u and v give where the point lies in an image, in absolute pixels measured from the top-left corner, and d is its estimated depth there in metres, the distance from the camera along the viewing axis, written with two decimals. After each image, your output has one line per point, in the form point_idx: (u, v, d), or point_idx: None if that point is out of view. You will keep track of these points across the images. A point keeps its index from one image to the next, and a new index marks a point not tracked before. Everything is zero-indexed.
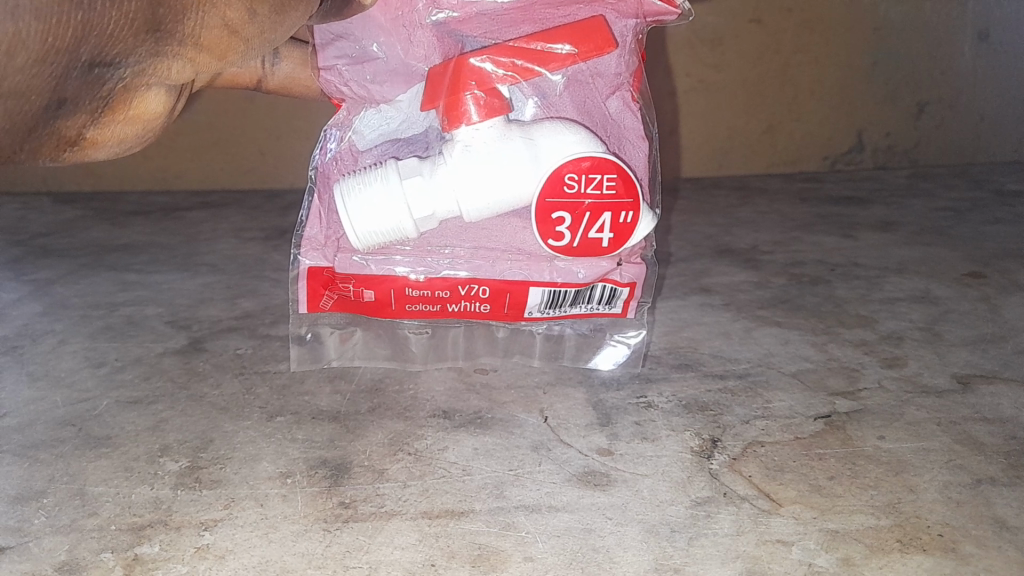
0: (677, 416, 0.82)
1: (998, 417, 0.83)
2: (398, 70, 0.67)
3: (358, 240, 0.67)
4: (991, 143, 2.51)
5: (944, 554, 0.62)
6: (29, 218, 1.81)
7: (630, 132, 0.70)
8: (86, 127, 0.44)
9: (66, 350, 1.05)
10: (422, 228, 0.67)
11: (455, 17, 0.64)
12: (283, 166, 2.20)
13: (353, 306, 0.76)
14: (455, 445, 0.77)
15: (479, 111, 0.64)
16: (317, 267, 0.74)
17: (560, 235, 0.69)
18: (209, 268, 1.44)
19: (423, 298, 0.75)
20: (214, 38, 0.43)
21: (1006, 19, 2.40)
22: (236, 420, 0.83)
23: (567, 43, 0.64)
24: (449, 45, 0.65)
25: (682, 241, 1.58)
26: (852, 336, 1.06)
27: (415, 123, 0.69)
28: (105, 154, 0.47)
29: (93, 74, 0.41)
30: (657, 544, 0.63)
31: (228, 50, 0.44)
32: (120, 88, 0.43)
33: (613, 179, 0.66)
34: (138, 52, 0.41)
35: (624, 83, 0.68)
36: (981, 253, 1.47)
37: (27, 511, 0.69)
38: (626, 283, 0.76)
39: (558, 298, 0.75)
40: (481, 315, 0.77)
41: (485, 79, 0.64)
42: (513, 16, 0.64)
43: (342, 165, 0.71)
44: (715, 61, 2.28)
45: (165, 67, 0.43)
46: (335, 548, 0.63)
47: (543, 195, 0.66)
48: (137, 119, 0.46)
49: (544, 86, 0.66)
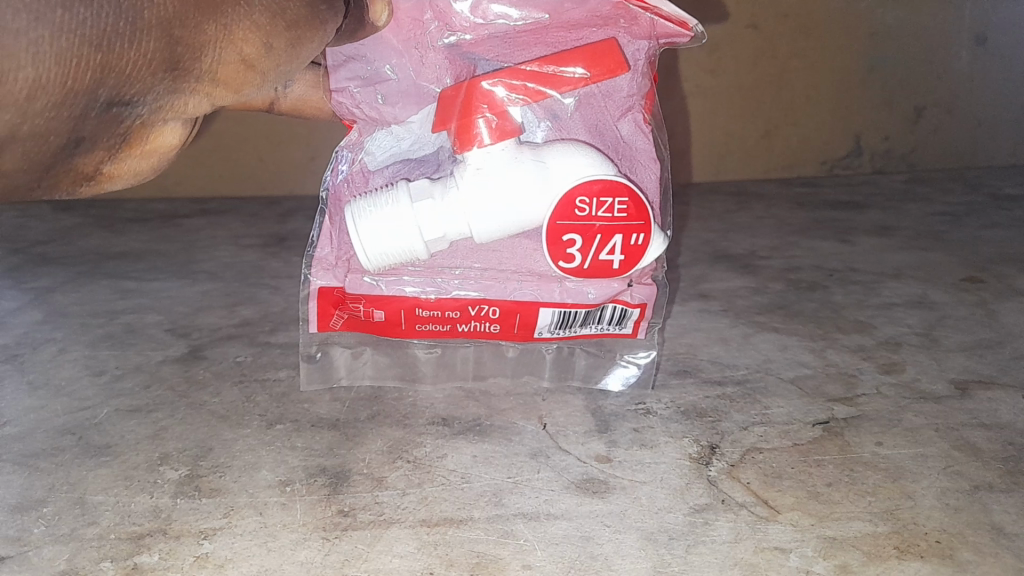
0: (675, 423, 0.82)
1: (996, 423, 0.84)
2: (410, 91, 0.68)
3: (368, 261, 0.67)
4: (990, 147, 2.51)
5: (941, 561, 0.62)
6: (29, 226, 1.81)
7: (642, 154, 0.70)
8: (102, 163, 0.45)
9: (66, 358, 1.05)
10: (433, 249, 0.68)
11: (467, 40, 0.65)
12: (281, 174, 2.21)
13: (363, 325, 0.77)
14: (453, 453, 0.77)
15: (490, 134, 0.65)
16: (327, 287, 0.74)
17: (570, 257, 0.69)
18: (208, 275, 1.44)
19: (434, 318, 0.75)
20: (231, 71, 0.44)
21: (1003, 23, 2.41)
22: (235, 428, 0.84)
23: (580, 66, 0.65)
24: (461, 67, 0.67)
25: (680, 247, 1.58)
26: (850, 341, 1.06)
27: (426, 143, 0.69)
28: (121, 187, 0.48)
29: (110, 113, 0.41)
30: (655, 552, 0.63)
31: (243, 83, 0.45)
32: (137, 125, 0.43)
33: (624, 202, 0.67)
34: (156, 89, 0.42)
35: (636, 105, 0.68)
36: (979, 258, 1.47)
37: (27, 521, 0.69)
38: (637, 304, 0.76)
39: (568, 318, 0.75)
40: (491, 335, 0.77)
41: (496, 102, 0.65)
42: (525, 38, 0.65)
43: (353, 187, 0.71)
44: (711, 68, 2.29)
45: (182, 103, 0.44)
46: (335, 557, 0.63)
47: (554, 217, 0.66)
48: (151, 153, 0.46)
49: (554, 109, 0.67)
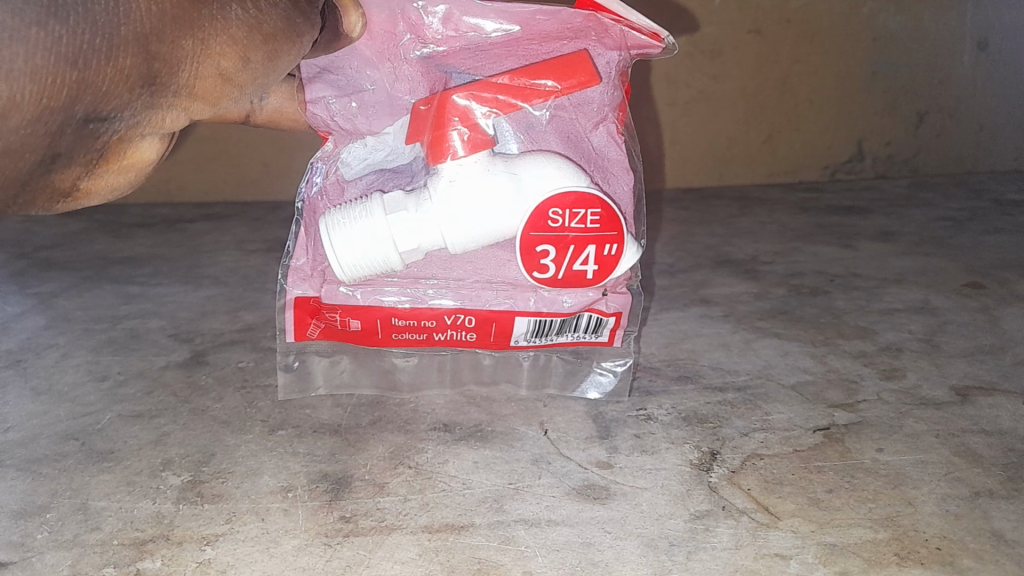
0: (677, 429, 0.83)
1: (997, 430, 0.83)
2: (384, 102, 0.69)
3: (344, 273, 0.68)
4: (992, 152, 2.50)
5: (941, 568, 0.62)
6: (33, 231, 1.82)
7: (615, 165, 0.70)
8: (79, 178, 0.44)
9: (69, 364, 1.05)
10: (408, 260, 0.68)
11: (440, 51, 0.67)
12: (283, 175, 2.20)
13: (340, 335, 0.76)
14: (455, 459, 0.77)
15: (463, 146, 0.65)
16: (303, 297, 0.74)
17: (545, 267, 0.70)
18: (211, 281, 1.45)
19: (409, 327, 0.75)
20: (207, 85, 0.44)
21: (1005, 26, 2.40)
22: (238, 434, 0.84)
23: (551, 78, 0.65)
24: (435, 79, 0.68)
25: (681, 251, 1.58)
26: (851, 347, 1.06)
27: (401, 155, 0.69)
28: (98, 202, 0.47)
29: (87, 128, 0.41)
30: (656, 559, 0.64)
31: (220, 95, 0.45)
32: (114, 139, 0.43)
33: (597, 213, 0.67)
34: (132, 105, 0.42)
35: (610, 116, 0.69)
36: (979, 264, 1.47)
37: (31, 526, 0.70)
38: (612, 313, 0.76)
39: (544, 326, 0.75)
40: (467, 344, 0.77)
41: (468, 115, 0.65)
42: (496, 51, 0.67)
43: (328, 199, 0.71)
44: (715, 72, 2.28)
45: (160, 118, 0.44)
46: (336, 563, 0.64)
47: (527, 228, 0.67)
48: (128, 167, 0.46)
49: (527, 121, 0.67)
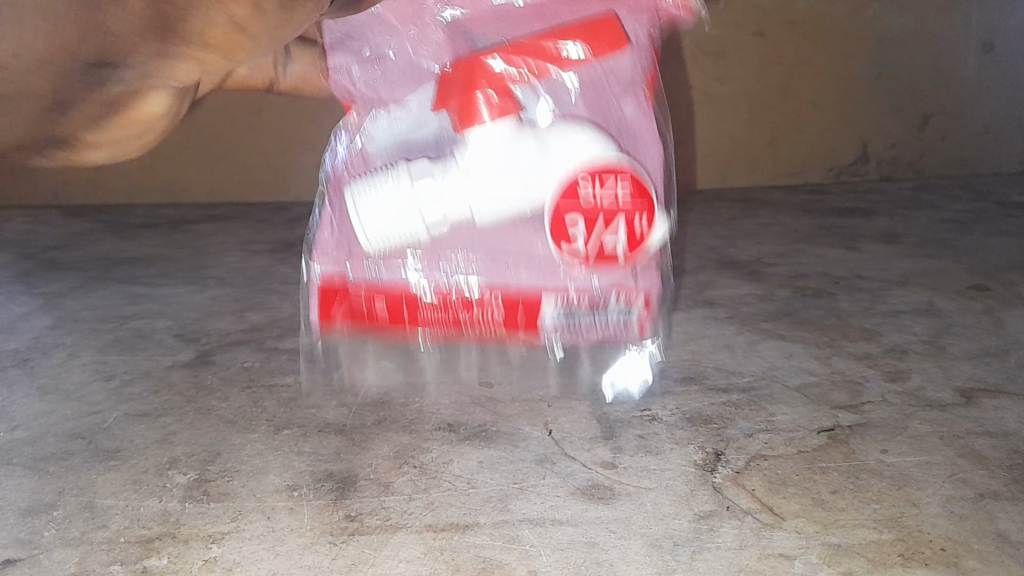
0: (681, 430, 0.83)
1: (1002, 432, 0.83)
2: (407, 71, 0.63)
3: (369, 244, 0.64)
4: (995, 155, 2.47)
5: (946, 569, 0.62)
6: (40, 231, 1.83)
7: (649, 135, 0.64)
8: (74, 128, 0.33)
9: (76, 363, 1.06)
10: (433, 234, 0.64)
11: (464, 15, 0.61)
12: (287, 176, 2.20)
13: (365, 320, 0.73)
14: (460, 458, 0.77)
15: (489, 111, 0.60)
16: (327, 275, 0.70)
17: (574, 243, 0.64)
18: (217, 281, 1.45)
19: (436, 310, 0.71)
20: (226, 36, 0.32)
21: (1010, 29, 2.36)
22: (243, 433, 0.84)
23: (578, 40, 0.60)
24: (460, 46, 0.62)
25: (685, 253, 1.58)
26: (855, 349, 1.06)
27: (425, 124, 0.63)
28: (97, 156, 0.37)
29: (72, 74, 0.30)
30: (660, 558, 0.64)
31: (245, 47, 0.33)
32: (119, 91, 0.32)
33: (626, 182, 0.61)
34: (139, 50, 0.30)
35: (642, 82, 0.63)
36: (984, 266, 1.47)
37: (39, 523, 0.70)
38: (642, 292, 0.68)
39: (573, 311, 0.70)
40: (497, 333, 0.73)
41: (494, 78, 0.60)
42: (524, 13, 0.61)
43: (351, 171, 0.65)
44: (717, 75, 2.29)
45: (173, 68, 0.32)
46: (341, 561, 0.64)
47: (553, 200, 0.61)
48: (133, 122, 0.35)
49: (555, 85, 0.61)
